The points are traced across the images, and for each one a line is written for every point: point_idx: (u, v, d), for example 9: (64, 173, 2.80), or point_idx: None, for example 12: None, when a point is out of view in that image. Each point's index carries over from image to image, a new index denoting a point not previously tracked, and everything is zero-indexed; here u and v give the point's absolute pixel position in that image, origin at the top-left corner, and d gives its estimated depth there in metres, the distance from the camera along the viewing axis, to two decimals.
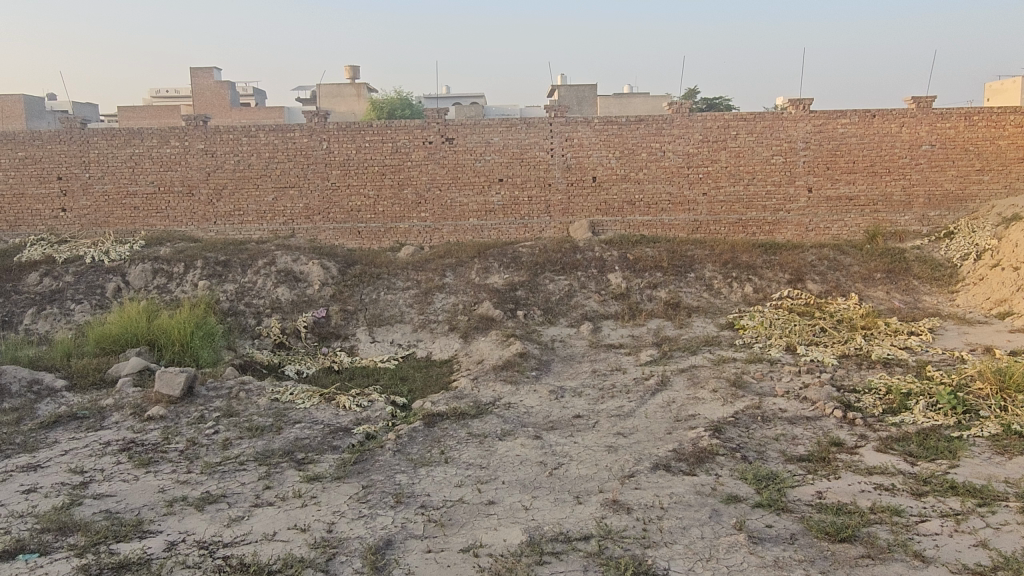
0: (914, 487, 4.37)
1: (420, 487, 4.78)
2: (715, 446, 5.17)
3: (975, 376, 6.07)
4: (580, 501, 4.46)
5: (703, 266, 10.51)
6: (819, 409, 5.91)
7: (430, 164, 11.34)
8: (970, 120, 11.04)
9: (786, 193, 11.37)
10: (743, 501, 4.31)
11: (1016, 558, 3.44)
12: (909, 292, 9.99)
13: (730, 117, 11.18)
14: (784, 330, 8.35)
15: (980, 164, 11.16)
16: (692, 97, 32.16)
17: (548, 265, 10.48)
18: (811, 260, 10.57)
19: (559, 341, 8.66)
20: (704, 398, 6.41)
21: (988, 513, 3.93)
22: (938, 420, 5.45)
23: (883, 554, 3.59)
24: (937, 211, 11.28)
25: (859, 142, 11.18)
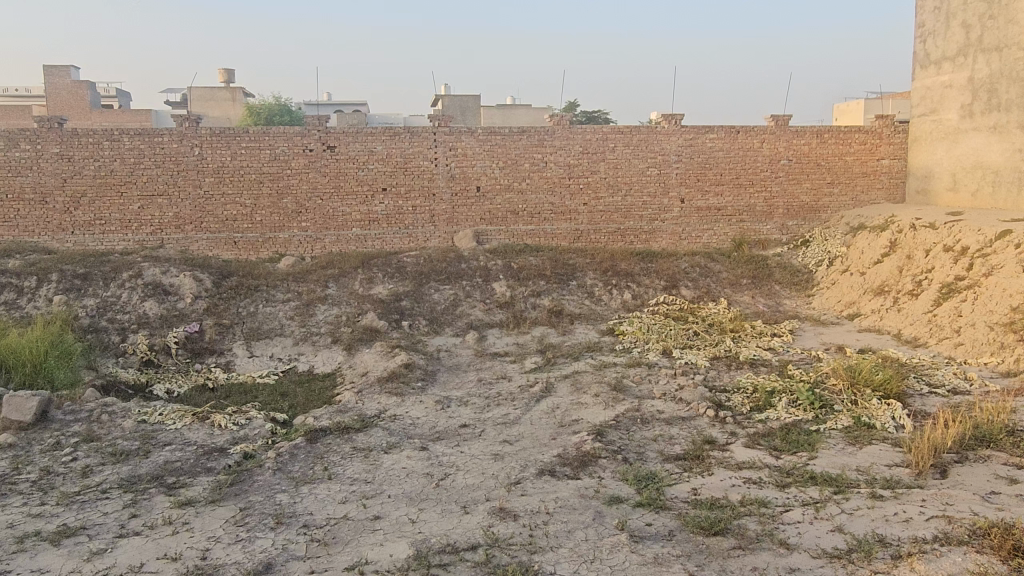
0: (779, 479, 4.66)
1: (303, 506, 4.62)
2: (598, 450, 5.31)
3: (830, 373, 6.56)
4: (467, 511, 4.45)
5: (585, 274, 10.80)
6: (693, 410, 6.20)
7: (311, 173, 11.02)
8: (822, 137, 11.97)
9: (661, 203, 11.89)
10: (625, 501, 4.45)
11: (867, 539, 3.72)
12: (772, 297, 10.68)
13: (608, 130, 11.58)
14: (661, 335, 8.71)
15: (830, 178, 12.12)
16: (573, 109, 33.05)
17: (433, 275, 10.43)
18: (684, 268, 11.09)
19: (445, 351, 8.63)
20: (587, 402, 6.57)
21: (843, 500, 4.25)
22: (799, 415, 5.85)
23: (753, 544, 3.80)
24: (795, 221, 12.16)
25: (726, 155, 11.86)
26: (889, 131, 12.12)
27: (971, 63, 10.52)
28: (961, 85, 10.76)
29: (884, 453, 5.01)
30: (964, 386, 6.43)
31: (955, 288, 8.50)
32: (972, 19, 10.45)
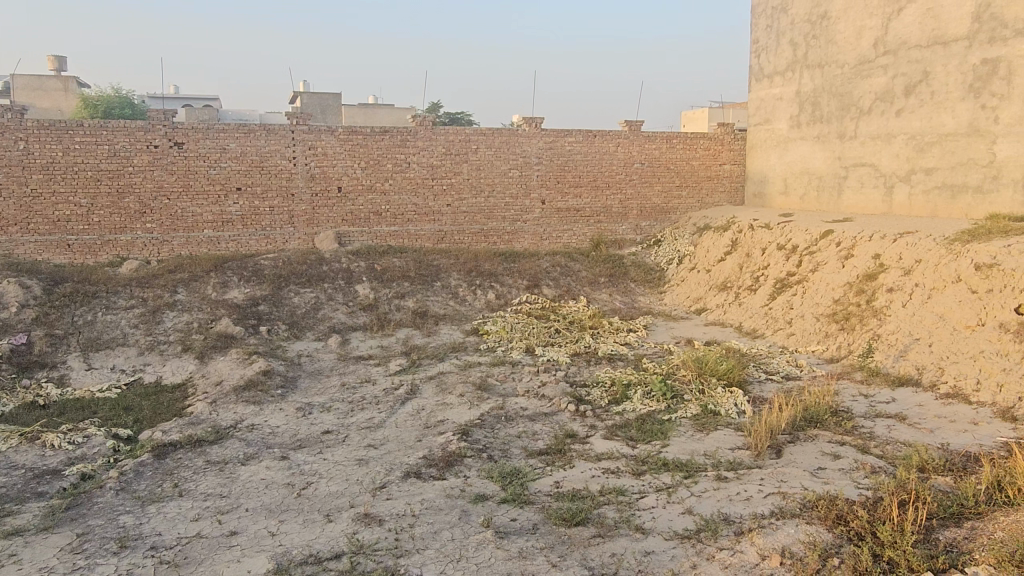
0: (635, 467, 4.89)
1: (150, 526, 4.31)
2: (463, 449, 5.34)
3: (680, 365, 6.97)
4: (330, 519, 4.33)
5: (449, 275, 10.82)
6: (555, 405, 6.38)
7: (156, 171, 10.31)
8: (671, 142, 12.67)
9: (523, 205, 12.13)
10: (490, 499, 4.51)
11: (713, 519, 3.97)
12: (628, 294, 11.16)
13: (471, 132, 11.67)
14: (524, 333, 8.89)
15: (679, 181, 12.86)
16: (436, 112, 33.03)
17: (293, 277, 10.06)
18: (545, 267, 11.38)
19: (306, 356, 8.36)
20: (452, 402, 6.59)
21: (692, 483, 4.52)
22: (653, 406, 6.17)
23: (611, 532, 3.96)
24: (648, 222, 12.80)
25: (584, 158, 12.28)
26: (730, 138, 13.05)
27: (799, 78, 11.50)
28: (790, 98, 11.74)
29: (728, 438, 5.38)
30: (795, 372, 7.03)
31: (787, 284, 9.28)
32: (798, 38, 11.43)
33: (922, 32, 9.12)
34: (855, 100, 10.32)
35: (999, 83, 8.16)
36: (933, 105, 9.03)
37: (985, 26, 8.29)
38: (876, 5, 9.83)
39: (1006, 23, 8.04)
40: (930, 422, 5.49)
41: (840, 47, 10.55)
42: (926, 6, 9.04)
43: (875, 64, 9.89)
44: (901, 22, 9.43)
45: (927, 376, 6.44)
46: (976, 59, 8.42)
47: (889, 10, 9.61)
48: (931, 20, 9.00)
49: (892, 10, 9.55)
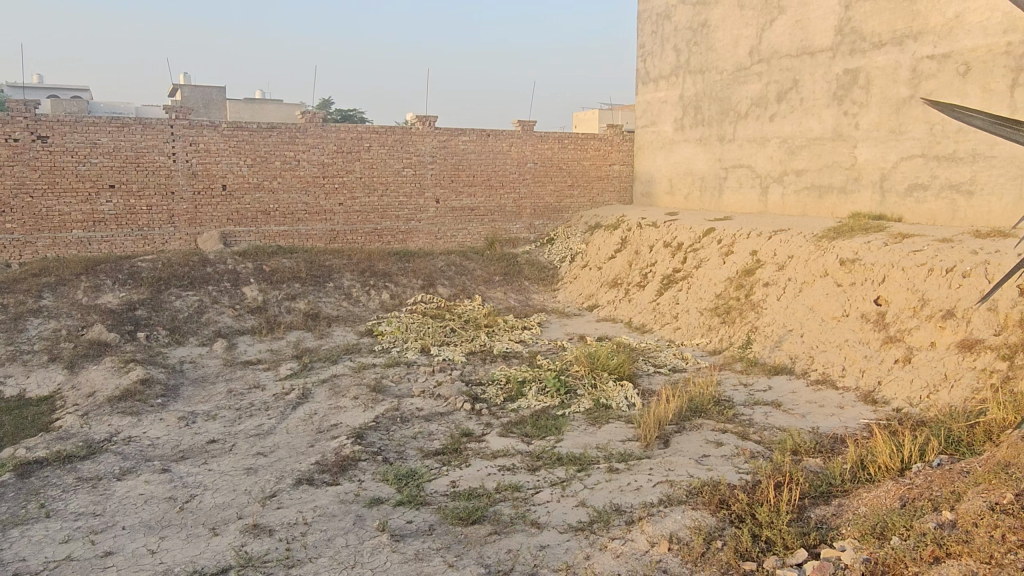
0: (530, 463, 4.95)
1: (12, 552, 3.96)
2: (357, 453, 5.23)
3: (573, 361, 7.11)
4: (216, 532, 4.13)
5: (342, 275, 10.58)
6: (450, 405, 6.35)
7: (17, 166, 9.50)
8: (562, 143, 12.90)
9: (417, 203, 12.01)
10: (385, 502, 4.43)
11: (605, 510, 4.06)
12: (522, 291, 11.27)
13: (363, 130, 11.45)
14: (419, 333, 8.81)
15: (570, 181, 13.13)
16: (327, 109, 32.23)
17: (173, 280, 9.54)
18: (440, 267, 11.33)
19: (189, 362, 7.93)
20: (346, 406, 6.44)
21: (585, 476, 4.62)
22: (547, 401, 6.26)
23: (507, 528, 3.99)
24: (541, 220, 12.98)
25: (478, 158, 12.31)
26: (619, 139, 13.44)
27: (682, 82, 11.99)
28: (674, 101, 12.22)
29: (619, 430, 5.54)
30: (681, 364, 7.33)
31: (673, 280, 9.66)
32: (681, 44, 11.90)
33: (792, 43, 9.71)
34: (733, 105, 10.86)
35: (860, 91, 8.81)
36: (802, 111, 9.64)
37: (847, 38, 8.93)
38: (751, 16, 10.38)
39: (865, 36, 8.69)
40: (802, 407, 5.86)
41: (719, 54, 11.07)
42: (795, 18, 9.63)
43: (751, 72, 10.45)
44: (773, 32, 10.01)
45: (800, 364, 6.87)
46: (840, 69, 9.04)
47: (763, 21, 10.18)
48: (800, 31, 9.60)
49: (766, 21, 10.12)
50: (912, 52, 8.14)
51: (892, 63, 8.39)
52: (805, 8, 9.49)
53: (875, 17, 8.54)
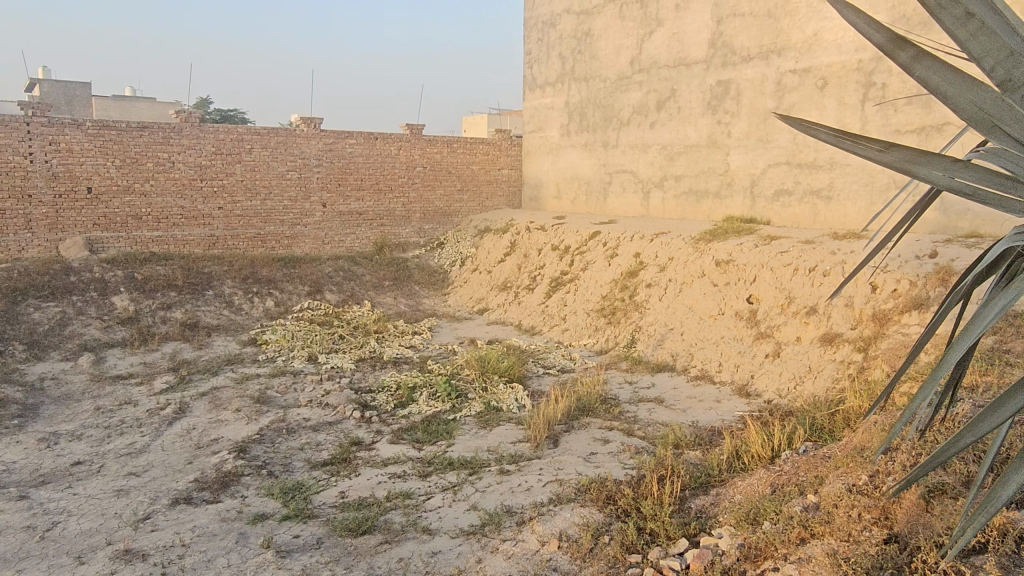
0: (421, 469, 4.90)
1: None
2: (240, 468, 4.99)
3: (464, 364, 7.11)
4: (82, 561, 3.83)
5: (221, 283, 10.11)
6: (339, 413, 6.19)
7: None
8: (451, 147, 12.89)
9: (302, 207, 11.65)
10: (270, 517, 4.26)
11: (496, 512, 4.07)
12: (412, 296, 11.17)
13: (243, 131, 10.99)
14: (305, 341, 8.55)
15: (459, 185, 13.14)
16: (203, 109, 30.68)
17: (31, 291, 8.79)
18: (327, 272, 11.04)
19: (50, 379, 7.33)
20: (227, 419, 6.14)
21: (476, 480, 4.63)
22: (438, 406, 6.22)
23: (398, 536, 3.93)
24: (431, 224, 12.91)
25: (365, 161, 12.09)
26: (507, 144, 13.58)
27: (567, 90, 12.26)
28: (560, 107, 12.47)
29: (509, 432, 5.59)
30: (569, 364, 7.49)
31: (561, 282, 9.85)
32: (566, 52, 12.18)
33: (670, 54, 10.15)
34: (616, 112, 11.21)
35: (731, 102, 9.32)
36: (680, 119, 10.09)
37: (720, 51, 9.43)
38: (631, 27, 10.77)
39: (735, 50, 9.20)
40: (682, 402, 6.12)
41: (602, 62, 11.41)
42: (672, 31, 10.08)
43: (632, 81, 10.83)
44: (652, 43, 10.43)
45: (680, 361, 7.18)
46: (713, 80, 9.53)
47: (642, 32, 10.58)
48: (677, 44, 10.05)
49: (645, 32, 10.53)
50: (776, 66, 8.70)
51: (759, 76, 8.92)
52: (680, 21, 9.95)
53: (744, 32, 9.07)
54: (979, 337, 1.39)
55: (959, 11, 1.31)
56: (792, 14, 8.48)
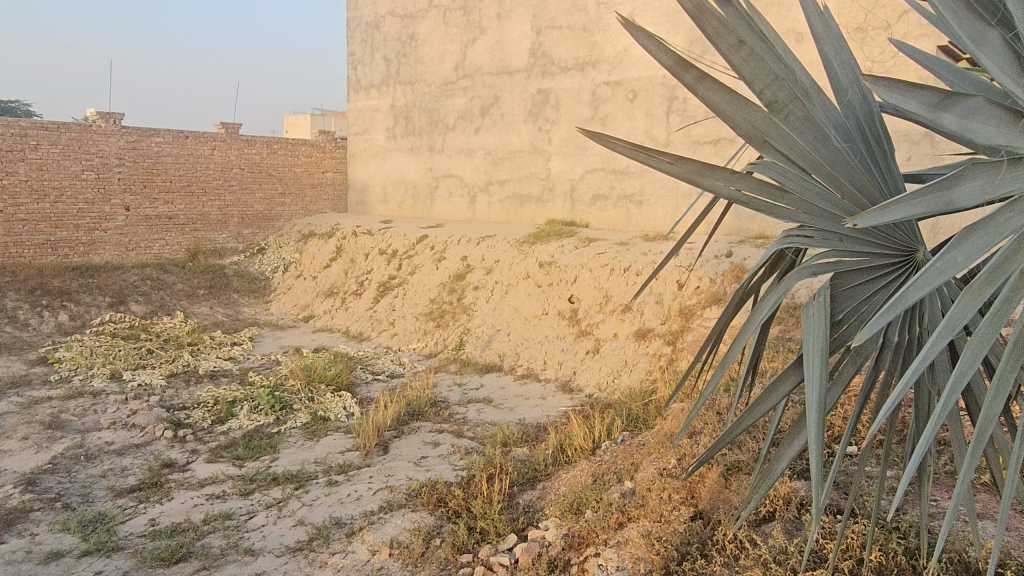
0: (242, 487, 4.62)
1: None
2: (28, 503, 4.44)
3: (288, 375, 6.82)
4: None
5: (3, 296, 8.96)
6: (148, 434, 5.69)
7: None
8: (271, 148, 12.30)
9: (101, 211, 10.61)
10: (67, 555, 3.82)
11: (324, 525, 3.94)
12: (231, 305, 10.52)
13: (28, 125, 9.81)
14: (107, 357, 7.78)
15: (281, 188, 12.59)
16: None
17: None
18: (133, 282, 10.14)
19: None
20: (12, 449, 5.44)
21: (303, 494, 4.45)
22: (260, 420, 5.91)
23: (217, 561, 3.67)
24: (250, 229, 12.25)
25: (174, 161, 11.22)
26: (331, 147, 13.20)
27: (391, 93, 12.14)
28: (384, 110, 12.32)
29: (338, 442, 5.43)
30: (399, 369, 7.42)
31: (389, 287, 9.73)
32: (390, 55, 12.07)
33: (492, 62, 10.39)
34: (441, 117, 11.27)
35: (551, 110, 9.70)
36: (503, 125, 10.33)
37: (539, 61, 9.79)
38: (455, 33, 10.90)
39: (554, 61, 9.60)
40: (510, 401, 6.27)
41: (427, 67, 11.42)
42: (495, 39, 10.32)
43: (456, 86, 10.95)
44: (475, 50, 10.61)
45: (507, 361, 7.36)
46: (534, 89, 9.87)
47: (465, 38, 10.74)
48: (499, 52, 10.30)
49: (468, 39, 10.70)
50: (591, 78, 9.19)
51: (576, 87, 9.37)
52: (502, 30, 10.21)
53: (562, 44, 9.49)
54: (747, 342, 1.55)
55: (732, 40, 1.44)
56: (605, 29, 9.00)
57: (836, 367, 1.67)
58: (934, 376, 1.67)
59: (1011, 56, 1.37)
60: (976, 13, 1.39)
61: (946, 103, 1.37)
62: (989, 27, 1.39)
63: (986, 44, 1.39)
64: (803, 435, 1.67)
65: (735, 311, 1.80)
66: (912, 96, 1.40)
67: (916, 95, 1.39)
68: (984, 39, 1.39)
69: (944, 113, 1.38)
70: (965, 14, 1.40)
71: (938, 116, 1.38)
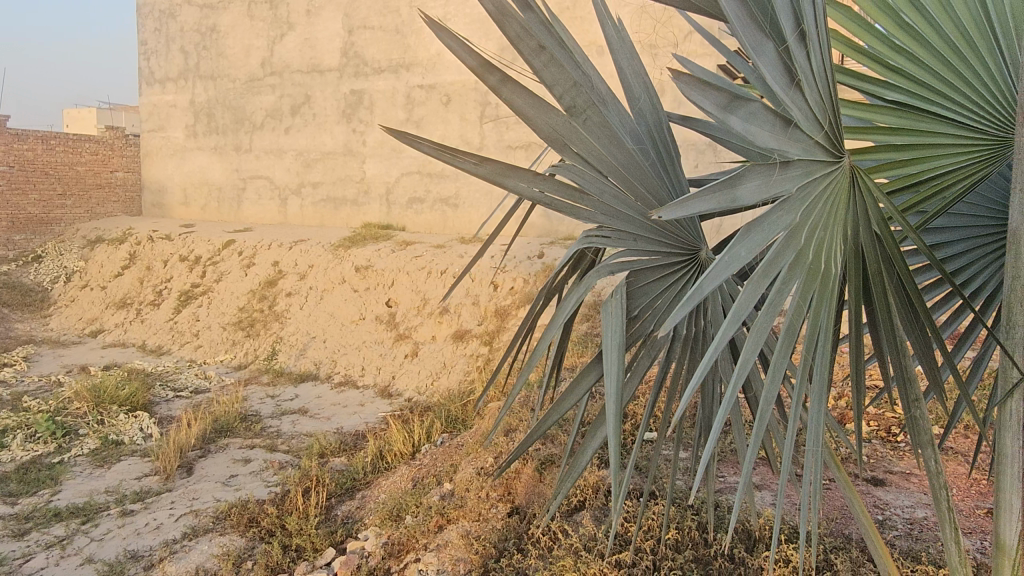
0: (15, 527, 4.03)
1: None
2: None
3: (73, 397, 6.09)
4: None
5: None
6: None
7: None
8: (47, 144, 10.95)
9: None
10: None
11: (118, 561, 3.54)
12: None
13: None
14: None
15: (60, 189, 11.31)
16: None
17: None
18: None
19: None
20: None
21: (91, 528, 3.98)
22: (38, 450, 5.23)
23: None
24: (22, 235, 10.92)
25: None
26: (121, 144, 11.93)
27: (190, 87, 11.28)
28: (183, 106, 11.43)
29: (133, 467, 4.94)
30: (204, 384, 6.91)
31: (192, 295, 9.02)
32: (188, 47, 11.24)
33: (302, 59, 10.01)
34: (247, 115, 10.65)
35: (365, 111, 9.51)
36: (315, 125, 9.97)
37: (352, 61, 9.58)
38: (261, 28, 10.38)
39: (367, 61, 9.44)
40: (327, 410, 6.07)
41: (230, 61, 10.75)
42: (304, 36, 9.96)
43: (263, 83, 10.42)
44: (283, 47, 10.17)
45: (323, 369, 7.17)
46: (346, 89, 9.64)
47: (273, 34, 10.26)
48: (309, 50, 9.95)
49: (276, 35, 10.23)
50: (405, 80, 9.16)
51: (390, 89, 9.28)
52: (312, 27, 9.88)
53: (375, 45, 9.36)
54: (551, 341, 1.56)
55: (533, 44, 1.36)
56: (418, 33, 9.00)
57: (633, 363, 1.76)
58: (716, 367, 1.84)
59: (784, 68, 1.24)
60: (756, 18, 1.22)
61: (732, 106, 1.25)
62: (764, 35, 1.22)
63: (764, 54, 1.23)
64: (603, 429, 1.75)
65: (539, 313, 1.83)
66: (704, 94, 1.26)
67: (707, 94, 1.26)
68: (761, 48, 1.22)
69: (730, 115, 1.25)
70: (744, 18, 1.21)
71: (723, 118, 1.26)
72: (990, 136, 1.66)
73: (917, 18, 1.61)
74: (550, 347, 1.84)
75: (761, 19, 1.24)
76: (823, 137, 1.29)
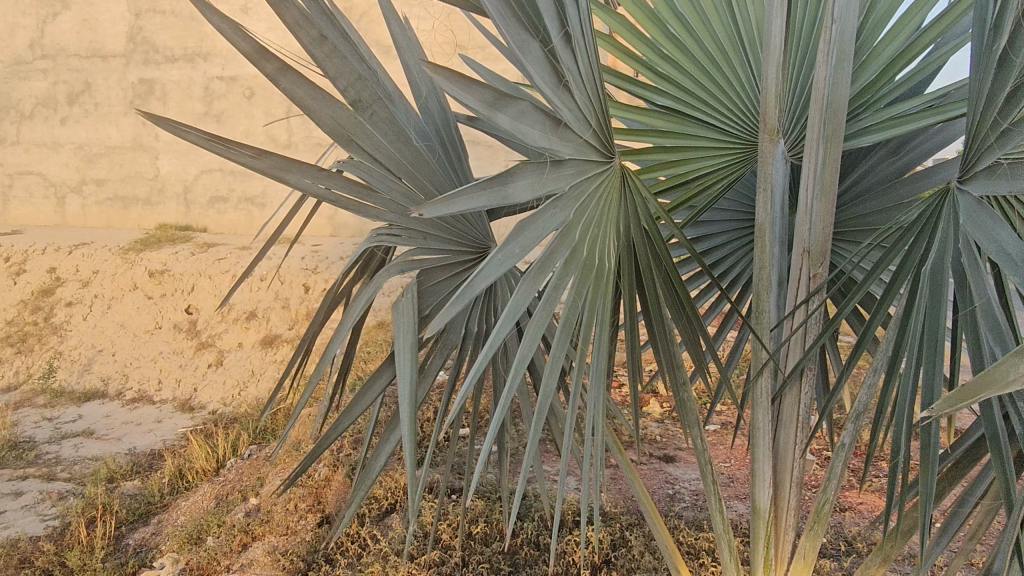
0: None
1: None
2: None
3: None
4: None
5: None
6: None
7: None
8: None
9: None
10: None
11: None
12: None
13: None
14: None
15: None
16: None
17: None
18: None
19: None
20: None
21: None
22: None
23: None
24: None
25: None
26: None
27: None
28: None
29: None
30: None
31: None
32: None
33: (80, 43, 8.89)
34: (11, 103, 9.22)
35: (156, 103, 8.76)
36: (96, 117, 8.92)
37: (139, 47, 8.73)
38: (27, 4, 9.02)
39: (157, 49, 8.67)
40: (117, 430, 5.52)
41: None
42: (81, 17, 8.83)
43: (31, 67, 9.06)
44: (55, 27, 8.93)
45: (113, 386, 6.53)
46: (134, 78, 8.76)
47: (42, 12, 8.96)
48: (87, 32, 8.85)
49: (46, 13, 8.95)
50: (203, 71, 8.59)
51: (185, 80, 8.64)
52: (90, 7, 8.78)
53: (166, 31, 8.63)
54: (338, 348, 1.50)
55: (314, 33, 1.28)
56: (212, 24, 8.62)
57: (425, 363, 1.76)
58: (507, 361, 1.90)
59: (550, 67, 1.25)
60: (518, 17, 1.21)
61: (501, 104, 1.20)
62: (530, 34, 1.22)
63: (529, 53, 1.22)
64: (395, 433, 1.74)
65: (326, 319, 1.77)
66: (469, 91, 1.18)
67: (474, 90, 1.18)
68: (527, 48, 1.21)
69: (499, 112, 1.20)
70: (509, 17, 1.20)
71: (492, 115, 1.19)
72: (742, 140, 1.86)
73: (679, 29, 1.77)
74: (340, 353, 1.79)
75: (529, 18, 1.24)
76: (592, 135, 1.36)
